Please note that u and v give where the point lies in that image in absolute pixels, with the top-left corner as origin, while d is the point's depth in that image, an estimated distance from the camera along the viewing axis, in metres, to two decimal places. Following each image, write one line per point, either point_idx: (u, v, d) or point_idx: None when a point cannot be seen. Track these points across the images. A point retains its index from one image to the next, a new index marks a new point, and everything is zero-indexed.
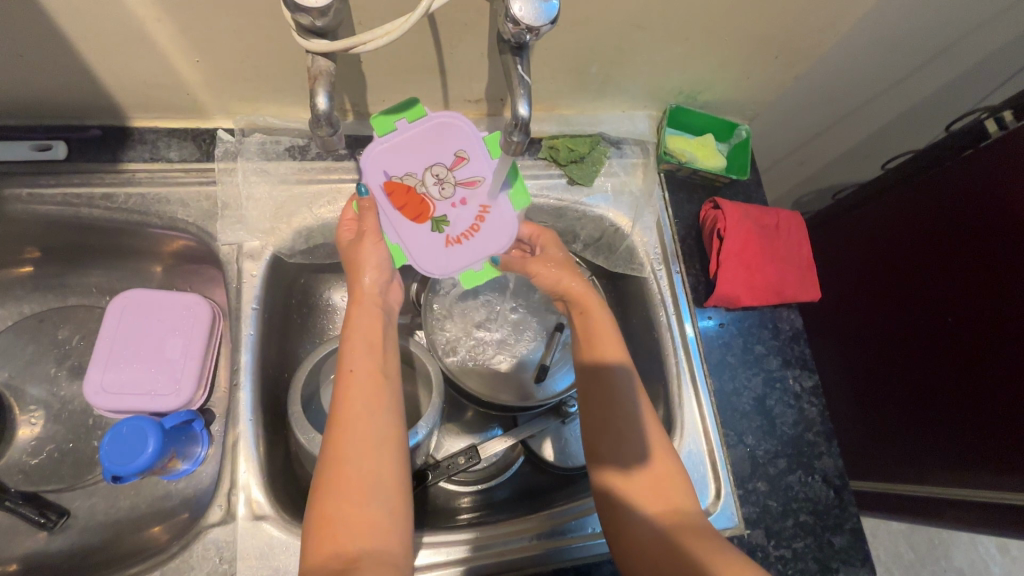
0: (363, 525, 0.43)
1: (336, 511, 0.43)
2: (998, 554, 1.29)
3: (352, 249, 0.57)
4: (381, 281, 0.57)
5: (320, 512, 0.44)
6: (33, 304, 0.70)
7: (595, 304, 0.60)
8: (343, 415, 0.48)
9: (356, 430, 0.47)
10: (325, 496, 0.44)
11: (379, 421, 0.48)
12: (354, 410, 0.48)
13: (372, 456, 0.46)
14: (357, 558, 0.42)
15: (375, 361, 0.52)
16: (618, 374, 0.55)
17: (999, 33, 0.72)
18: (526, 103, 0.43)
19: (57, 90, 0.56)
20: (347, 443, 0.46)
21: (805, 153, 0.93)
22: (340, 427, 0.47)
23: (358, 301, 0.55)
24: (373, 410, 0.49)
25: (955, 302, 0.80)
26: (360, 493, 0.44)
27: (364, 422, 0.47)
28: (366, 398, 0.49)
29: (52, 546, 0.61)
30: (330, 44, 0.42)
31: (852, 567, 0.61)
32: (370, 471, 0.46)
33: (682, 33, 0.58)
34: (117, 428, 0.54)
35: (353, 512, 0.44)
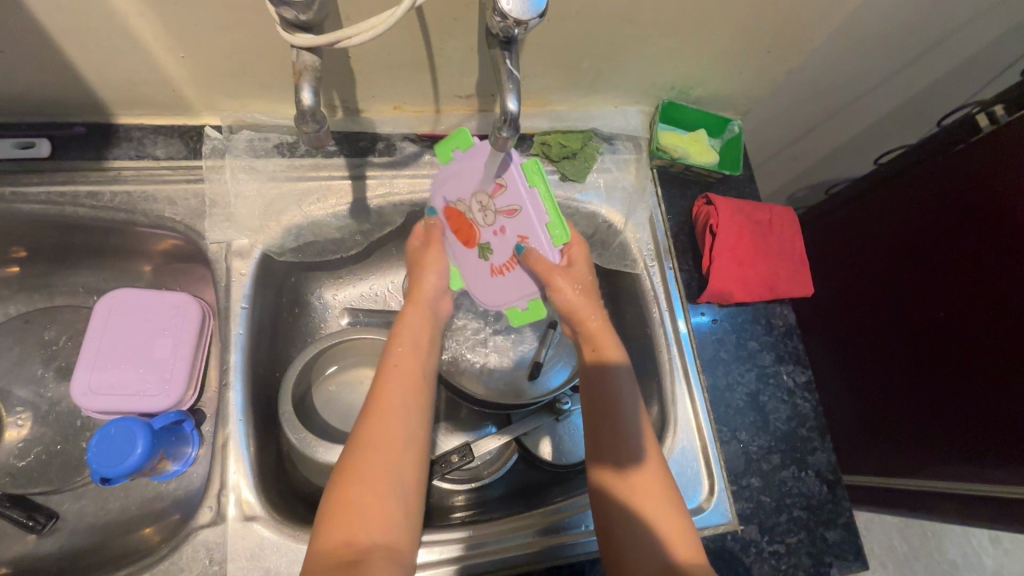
0: (379, 514, 0.44)
1: (357, 498, 0.44)
2: (991, 546, 1.30)
3: (420, 253, 0.61)
4: (438, 287, 0.60)
5: (338, 497, 0.44)
6: (19, 304, 0.69)
7: (609, 344, 0.57)
8: (378, 405, 0.49)
9: (391, 422, 0.48)
10: (345, 484, 0.45)
11: (412, 417, 0.50)
12: (392, 403, 0.49)
13: (401, 449, 0.47)
14: (368, 548, 0.42)
15: (417, 360, 0.54)
16: (621, 376, 0.55)
17: (990, 27, 0.72)
18: (515, 98, 0.42)
19: (38, 87, 0.55)
20: (378, 433, 0.47)
21: (798, 148, 0.93)
22: (375, 415, 0.48)
23: (415, 302, 0.58)
24: (410, 407, 0.50)
25: (947, 298, 0.80)
26: (382, 485, 0.45)
27: (396, 415, 0.49)
28: (404, 393, 0.50)
29: (40, 550, 0.61)
30: (315, 38, 0.41)
31: (845, 561, 0.61)
32: (394, 465, 0.46)
33: (673, 28, 0.58)
34: (106, 429, 0.53)
35: (371, 503, 0.44)
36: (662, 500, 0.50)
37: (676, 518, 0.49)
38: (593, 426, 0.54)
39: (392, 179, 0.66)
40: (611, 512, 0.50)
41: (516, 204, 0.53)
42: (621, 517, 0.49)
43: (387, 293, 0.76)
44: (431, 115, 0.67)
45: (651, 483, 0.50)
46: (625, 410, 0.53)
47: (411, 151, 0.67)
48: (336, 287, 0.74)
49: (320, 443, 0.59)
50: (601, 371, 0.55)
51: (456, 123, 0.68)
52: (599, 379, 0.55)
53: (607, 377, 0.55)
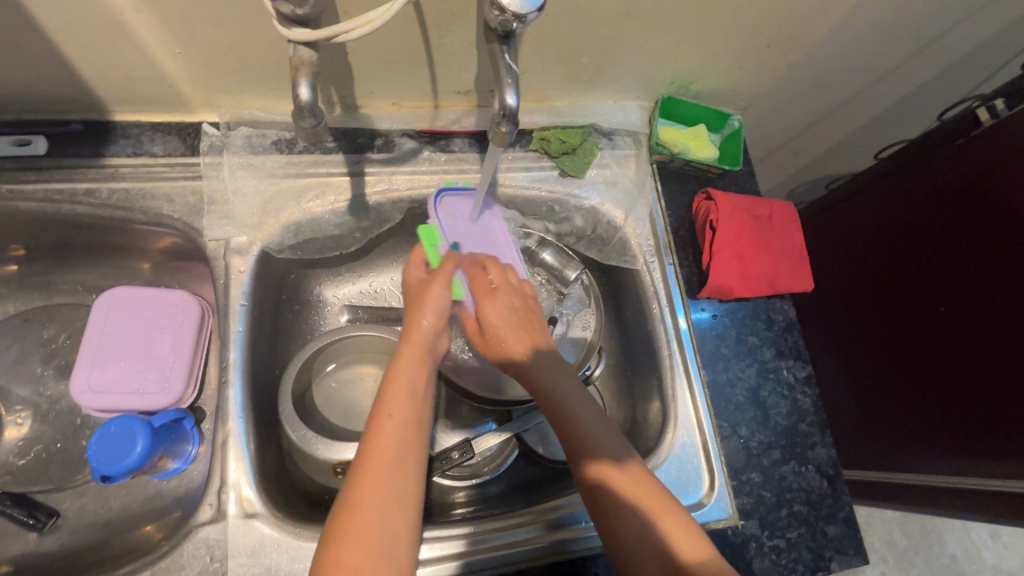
0: None
1: (348, 561, 0.40)
2: (990, 540, 1.31)
3: (422, 288, 0.57)
4: (437, 325, 0.55)
5: (328, 560, 0.41)
6: (17, 303, 0.69)
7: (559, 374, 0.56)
8: (370, 462, 0.45)
9: (383, 479, 0.45)
10: (337, 543, 0.41)
11: (406, 473, 0.46)
12: (385, 457, 0.46)
13: (392, 510, 0.44)
14: None
15: (413, 408, 0.50)
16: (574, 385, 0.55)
17: (991, 21, 0.71)
18: (514, 93, 0.42)
19: (34, 83, 0.55)
20: (369, 491, 0.44)
21: (798, 143, 0.93)
22: (367, 471, 0.45)
23: (411, 342, 0.54)
24: (403, 461, 0.46)
25: (948, 294, 0.80)
26: (373, 547, 0.42)
27: (388, 472, 0.45)
28: (396, 448, 0.47)
29: (40, 548, 0.61)
30: (312, 33, 0.41)
31: (846, 556, 0.61)
32: (385, 526, 0.43)
33: (672, 22, 0.58)
34: (105, 427, 0.53)
35: (363, 563, 0.41)
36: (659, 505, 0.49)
37: (684, 526, 0.49)
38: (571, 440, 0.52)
39: (391, 176, 0.66)
40: (608, 512, 0.49)
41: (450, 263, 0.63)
42: (631, 528, 0.48)
43: (386, 290, 0.76)
44: (430, 111, 0.67)
45: (659, 510, 0.49)
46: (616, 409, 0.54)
47: (410, 147, 0.67)
48: (335, 285, 0.74)
49: (319, 439, 0.59)
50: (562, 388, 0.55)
51: (454, 119, 0.68)
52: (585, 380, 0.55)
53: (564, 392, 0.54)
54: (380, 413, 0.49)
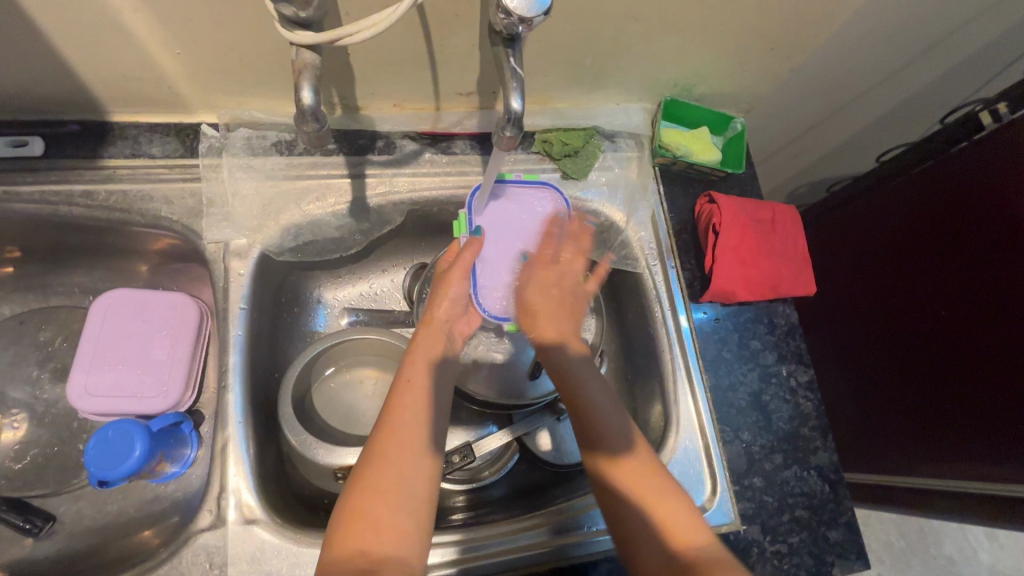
0: (389, 529, 0.43)
1: (367, 511, 0.43)
2: (986, 541, 1.32)
3: (442, 275, 0.59)
4: (453, 312, 0.59)
5: (350, 509, 0.44)
6: (13, 304, 0.68)
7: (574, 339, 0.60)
8: (393, 421, 0.48)
9: (402, 436, 0.47)
10: (358, 494, 0.44)
11: (427, 429, 0.49)
12: (403, 418, 0.48)
13: (412, 464, 0.46)
14: (377, 562, 0.41)
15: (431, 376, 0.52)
16: (583, 368, 0.57)
17: (995, 25, 0.71)
18: (519, 97, 0.42)
19: (30, 83, 0.54)
20: (390, 446, 0.47)
21: (800, 145, 0.93)
22: (387, 431, 0.48)
23: (429, 324, 0.56)
24: (421, 422, 0.49)
25: (950, 297, 0.79)
26: (393, 497, 0.44)
27: (409, 429, 0.48)
28: (418, 406, 0.49)
29: (37, 553, 0.60)
30: (316, 36, 0.41)
31: (847, 561, 0.61)
32: (406, 479, 0.45)
33: (676, 25, 0.57)
34: (103, 431, 0.52)
35: (383, 515, 0.43)
36: (661, 494, 0.49)
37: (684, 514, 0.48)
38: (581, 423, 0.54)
39: (392, 177, 0.66)
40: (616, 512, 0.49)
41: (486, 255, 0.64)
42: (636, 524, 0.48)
43: (386, 292, 0.75)
44: (432, 113, 0.66)
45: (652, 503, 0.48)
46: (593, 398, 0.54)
47: (411, 149, 0.66)
48: (335, 287, 0.73)
49: (320, 444, 0.59)
50: (570, 372, 0.57)
51: (456, 121, 0.67)
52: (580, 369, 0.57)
53: (575, 378, 0.56)
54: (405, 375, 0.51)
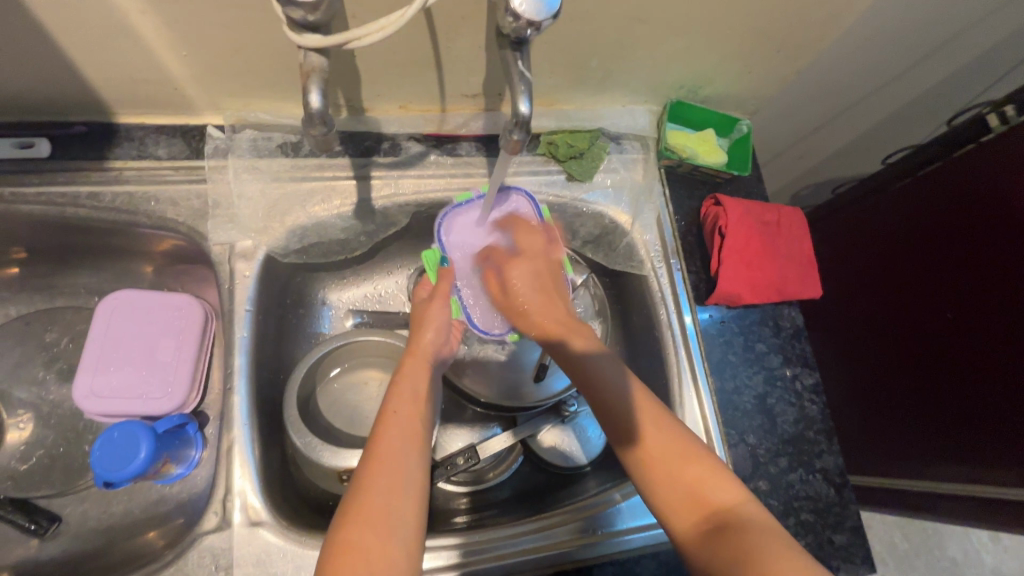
0: (384, 556, 0.41)
1: (359, 538, 0.42)
2: (990, 543, 1.31)
3: (423, 306, 0.62)
4: (439, 342, 0.60)
5: (339, 539, 0.42)
6: (19, 306, 0.68)
7: (577, 333, 0.59)
8: (380, 451, 0.48)
9: (389, 465, 0.47)
10: (348, 523, 0.43)
11: (413, 462, 0.48)
12: (390, 446, 0.48)
13: (400, 494, 0.45)
14: None
15: (417, 406, 0.53)
16: (601, 362, 0.55)
17: (1002, 27, 0.71)
18: (527, 99, 0.42)
19: (35, 84, 0.54)
20: (377, 475, 0.46)
21: (805, 147, 0.92)
22: (374, 459, 0.47)
23: (413, 354, 0.58)
24: (408, 452, 0.48)
25: (956, 302, 0.79)
26: (384, 525, 0.43)
27: (398, 459, 0.47)
28: (406, 438, 0.49)
29: (43, 554, 0.60)
30: (324, 40, 0.40)
31: (853, 565, 0.61)
32: (395, 507, 0.44)
33: (683, 27, 0.57)
34: (109, 433, 0.53)
35: (374, 545, 0.42)
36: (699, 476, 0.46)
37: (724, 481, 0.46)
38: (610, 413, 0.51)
39: (398, 180, 0.66)
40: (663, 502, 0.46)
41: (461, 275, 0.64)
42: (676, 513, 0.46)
43: (390, 294, 0.75)
44: (437, 115, 0.66)
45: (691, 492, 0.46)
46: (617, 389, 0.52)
47: (416, 151, 0.66)
48: (340, 289, 0.74)
49: (325, 445, 0.59)
50: (584, 366, 0.55)
51: (462, 123, 0.67)
52: (597, 361, 0.55)
53: (589, 370, 0.54)
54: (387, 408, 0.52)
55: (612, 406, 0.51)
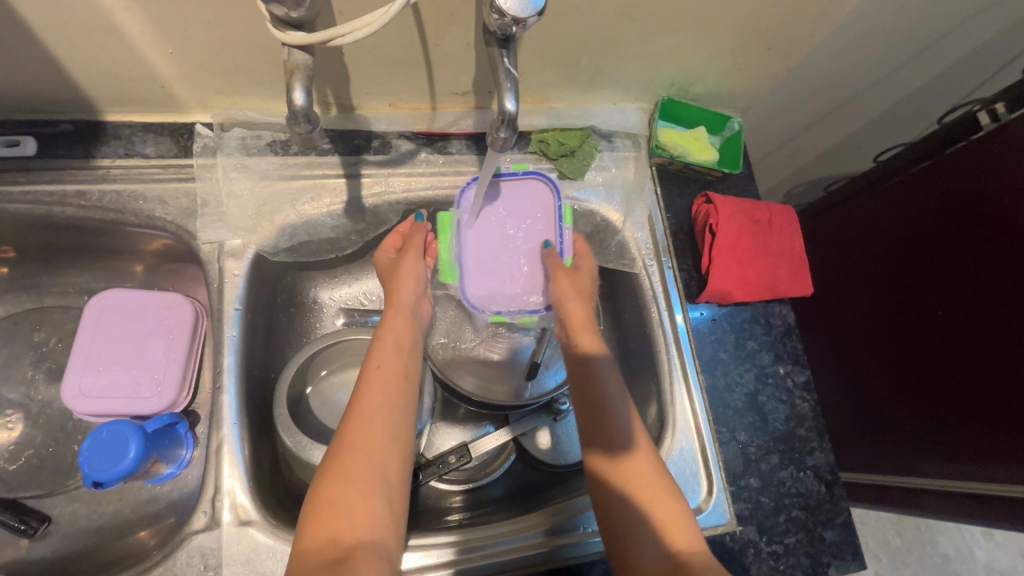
0: (364, 514, 0.44)
1: (341, 497, 0.44)
2: (983, 539, 1.32)
3: (393, 265, 0.62)
4: (418, 292, 0.61)
5: (321, 497, 0.44)
6: (7, 305, 0.68)
7: (586, 330, 0.61)
8: (363, 407, 0.50)
9: (372, 421, 0.49)
10: (330, 481, 0.45)
11: (395, 417, 0.50)
12: (375, 403, 0.50)
13: (382, 447, 0.48)
14: (353, 548, 0.42)
15: (400, 359, 0.55)
16: (600, 364, 0.59)
17: (993, 24, 0.71)
18: (513, 97, 0.41)
19: (20, 82, 0.54)
20: (363, 432, 0.48)
21: (798, 144, 0.92)
22: (358, 418, 0.49)
23: (395, 303, 0.59)
24: (392, 407, 0.51)
25: (946, 299, 0.80)
26: (366, 483, 0.45)
27: (381, 416, 0.49)
28: (390, 394, 0.51)
29: (33, 554, 0.60)
30: (307, 37, 0.40)
31: (843, 561, 0.61)
32: (376, 464, 0.47)
33: (673, 24, 0.57)
34: (97, 433, 0.52)
35: (354, 501, 0.44)
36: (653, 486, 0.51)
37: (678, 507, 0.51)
38: (587, 413, 0.56)
39: (388, 178, 0.65)
40: (607, 491, 0.52)
41: (474, 239, 0.64)
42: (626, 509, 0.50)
43: (381, 293, 0.75)
44: (427, 112, 0.66)
45: (648, 496, 0.51)
46: (608, 394, 0.57)
47: (407, 149, 0.66)
48: (331, 287, 0.73)
49: (315, 444, 0.58)
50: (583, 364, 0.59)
51: (452, 120, 0.67)
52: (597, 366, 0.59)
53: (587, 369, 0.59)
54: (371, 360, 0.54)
55: (592, 411, 0.56)
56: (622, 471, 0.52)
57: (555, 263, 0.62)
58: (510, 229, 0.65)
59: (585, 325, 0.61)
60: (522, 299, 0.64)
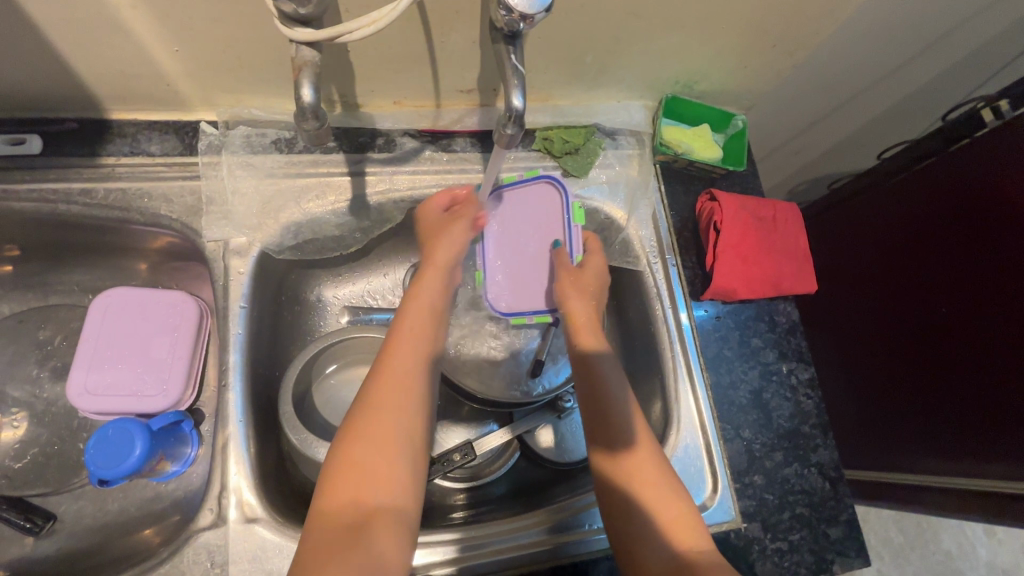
0: (386, 478, 0.45)
1: (364, 459, 0.45)
2: (985, 537, 1.32)
3: (439, 223, 0.62)
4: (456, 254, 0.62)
5: (345, 458, 0.45)
6: (12, 303, 0.68)
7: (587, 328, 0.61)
8: (389, 371, 0.51)
9: (398, 385, 0.50)
10: (353, 444, 0.46)
11: (420, 383, 0.52)
12: (401, 368, 0.51)
13: (406, 412, 0.49)
14: (373, 512, 0.43)
15: (428, 325, 0.56)
16: (603, 362, 0.59)
17: (997, 21, 0.71)
18: (520, 94, 0.42)
19: (26, 80, 0.54)
20: (387, 396, 0.49)
21: (801, 142, 0.92)
22: (384, 383, 0.50)
23: (433, 263, 0.60)
24: (417, 373, 0.52)
25: (949, 297, 0.80)
26: (390, 447, 0.46)
27: (406, 381, 0.50)
28: (415, 361, 0.52)
29: (39, 552, 0.60)
30: (315, 33, 0.40)
31: (848, 558, 0.61)
32: (399, 429, 0.48)
33: (678, 21, 0.57)
34: (103, 431, 0.52)
35: (377, 463, 0.45)
36: (658, 487, 0.51)
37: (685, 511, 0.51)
38: (591, 413, 0.56)
39: (392, 176, 0.65)
40: (612, 490, 0.52)
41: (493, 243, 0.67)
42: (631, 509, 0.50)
43: (385, 291, 0.75)
44: (432, 110, 0.66)
45: (655, 497, 0.51)
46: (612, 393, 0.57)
47: (411, 147, 0.66)
48: (335, 285, 0.73)
49: (320, 442, 0.58)
50: (584, 362, 0.59)
51: (457, 118, 0.67)
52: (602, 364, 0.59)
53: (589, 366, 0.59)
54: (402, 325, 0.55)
55: (597, 410, 0.56)
56: (626, 471, 0.52)
57: (562, 263, 0.64)
58: (524, 230, 0.67)
59: (586, 325, 0.61)
60: (537, 301, 0.67)
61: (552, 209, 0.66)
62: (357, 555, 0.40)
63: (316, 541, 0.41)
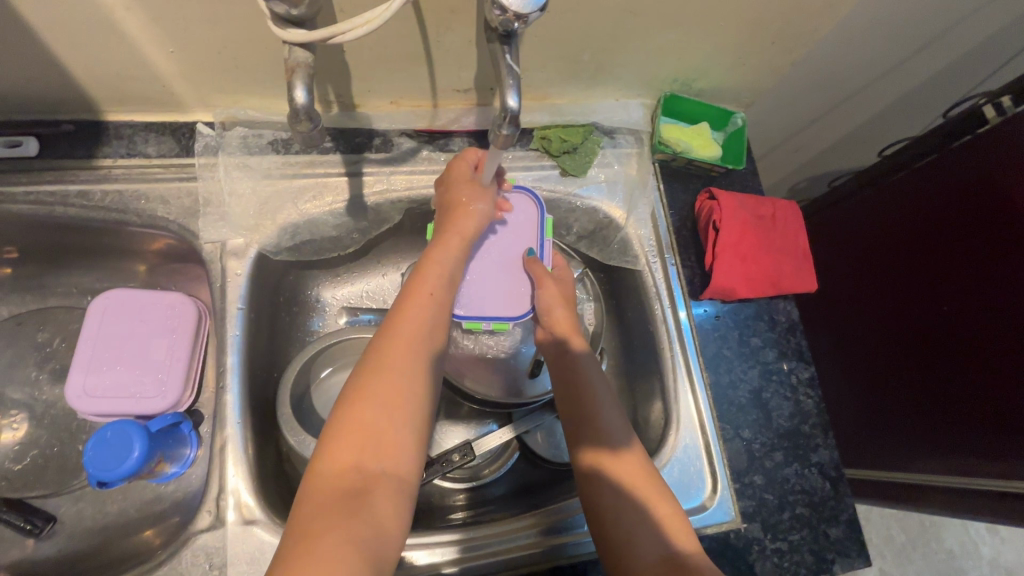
0: (391, 444, 0.45)
1: (371, 423, 0.44)
2: (988, 536, 1.32)
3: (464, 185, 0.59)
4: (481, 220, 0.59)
5: (350, 420, 0.45)
6: (11, 305, 0.68)
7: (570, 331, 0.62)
8: (401, 335, 0.49)
9: (408, 351, 0.49)
10: (359, 406, 0.45)
11: (431, 351, 0.51)
12: (414, 334, 0.50)
13: (416, 379, 0.48)
14: (375, 477, 0.43)
15: (445, 291, 0.54)
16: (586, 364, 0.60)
17: (999, 16, 0.70)
18: (515, 94, 0.41)
19: (22, 83, 0.53)
20: (396, 361, 0.48)
21: (802, 139, 0.92)
22: (397, 348, 0.49)
23: (455, 225, 0.57)
24: (429, 339, 0.51)
25: (951, 294, 0.79)
26: (398, 413, 0.46)
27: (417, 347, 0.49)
28: (428, 327, 0.51)
29: (39, 553, 0.60)
30: (307, 35, 0.40)
31: (848, 558, 0.61)
32: (408, 395, 0.47)
33: (675, 19, 0.57)
34: (101, 432, 0.52)
35: (383, 428, 0.45)
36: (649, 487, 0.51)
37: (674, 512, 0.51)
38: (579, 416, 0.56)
39: (390, 176, 0.65)
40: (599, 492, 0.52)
41: None
42: (623, 508, 0.50)
43: (382, 291, 0.75)
44: (429, 110, 0.66)
45: (651, 498, 0.51)
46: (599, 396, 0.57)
47: (408, 147, 0.66)
48: (334, 286, 0.73)
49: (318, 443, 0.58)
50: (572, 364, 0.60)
51: (454, 118, 0.66)
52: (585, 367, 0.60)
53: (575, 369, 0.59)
54: (418, 285, 0.53)
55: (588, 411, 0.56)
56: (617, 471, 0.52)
57: (540, 270, 0.62)
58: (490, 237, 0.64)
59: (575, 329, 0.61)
60: (497, 307, 0.63)
61: (528, 220, 0.65)
62: (356, 519, 0.40)
63: (312, 503, 0.41)
